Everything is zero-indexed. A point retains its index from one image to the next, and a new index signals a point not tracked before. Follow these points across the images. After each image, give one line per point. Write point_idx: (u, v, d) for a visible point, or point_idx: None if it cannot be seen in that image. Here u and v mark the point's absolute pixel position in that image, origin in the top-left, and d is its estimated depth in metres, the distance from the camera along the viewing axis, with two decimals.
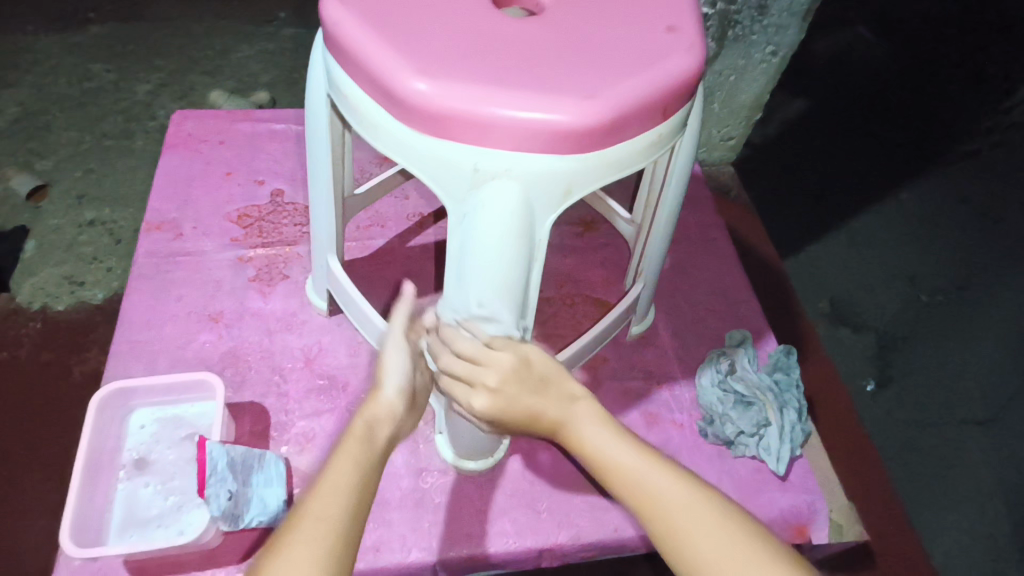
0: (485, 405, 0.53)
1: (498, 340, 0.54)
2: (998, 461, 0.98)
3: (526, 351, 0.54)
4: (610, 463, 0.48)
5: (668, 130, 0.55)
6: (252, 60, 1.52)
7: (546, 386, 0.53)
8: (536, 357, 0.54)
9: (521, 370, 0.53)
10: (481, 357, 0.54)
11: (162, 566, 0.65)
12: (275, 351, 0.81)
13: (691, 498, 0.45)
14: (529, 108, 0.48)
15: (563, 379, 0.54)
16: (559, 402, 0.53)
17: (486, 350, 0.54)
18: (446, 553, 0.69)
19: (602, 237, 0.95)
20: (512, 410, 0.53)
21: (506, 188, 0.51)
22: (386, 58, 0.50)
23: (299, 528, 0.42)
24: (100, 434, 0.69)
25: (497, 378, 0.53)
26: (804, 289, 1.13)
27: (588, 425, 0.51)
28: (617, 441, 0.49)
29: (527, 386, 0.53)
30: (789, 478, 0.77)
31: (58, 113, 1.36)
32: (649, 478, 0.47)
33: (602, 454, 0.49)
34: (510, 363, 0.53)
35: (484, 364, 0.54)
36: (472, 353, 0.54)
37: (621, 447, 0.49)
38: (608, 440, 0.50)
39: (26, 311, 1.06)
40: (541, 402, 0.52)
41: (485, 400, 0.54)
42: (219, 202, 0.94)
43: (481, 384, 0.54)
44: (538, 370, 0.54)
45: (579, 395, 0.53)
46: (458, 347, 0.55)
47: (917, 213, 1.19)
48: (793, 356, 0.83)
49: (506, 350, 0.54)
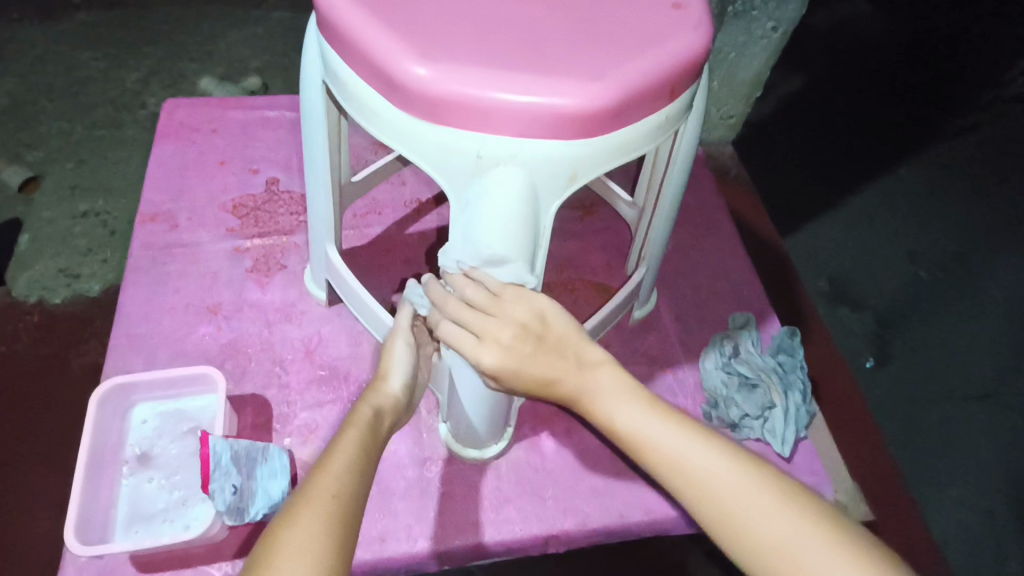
0: (495, 361, 0.50)
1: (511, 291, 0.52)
2: (1000, 434, 0.98)
3: (545, 309, 0.52)
4: (653, 448, 0.47)
5: (675, 112, 0.53)
6: (243, 45, 1.49)
7: (562, 348, 0.51)
8: (554, 318, 0.52)
9: (536, 329, 0.51)
10: (492, 309, 0.51)
11: (169, 560, 0.65)
12: (275, 342, 0.80)
13: (747, 480, 0.45)
14: (532, 92, 0.47)
15: (582, 345, 0.52)
16: (580, 368, 0.51)
17: (496, 302, 0.51)
18: (452, 542, 0.69)
19: (603, 220, 0.94)
20: (524, 372, 0.51)
21: (509, 174, 0.50)
22: (384, 42, 0.48)
23: (311, 503, 0.43)
24: (102, 430, 0.69)
25: (511, 335, 0.51)
26: (804, 267, 1.12)
27: (617, 397, 0.50)
28: (662, 423, 0.48)
29: (542, 347, 0.51)
30: (794, 459, 0.77)
31: (47, 103, 1.33)
32: (698, 462, 0.46)
33: (639, 432, 0.48)
34: (526, 320, 0.51)
35: (498, 317, 0.51)
36: (482, 304, 0.52)
37: (660, 426, 0.48)
38: (649, 421, 0.48)
39: (23, 304, 1.05)
40: (559, 366, 0.51)
41: (494, 354, 0.51)
42: (213, 191, 0.93)
43: (492, 338, 0.51)
44: (556, 330, 0.51)
45: (599, 361, 0.52)
46: (467, 294, 0.52)
47: (916, 188, 1.18)
48: (797, 337, 0.82)
49: (522, 305, 0.51)
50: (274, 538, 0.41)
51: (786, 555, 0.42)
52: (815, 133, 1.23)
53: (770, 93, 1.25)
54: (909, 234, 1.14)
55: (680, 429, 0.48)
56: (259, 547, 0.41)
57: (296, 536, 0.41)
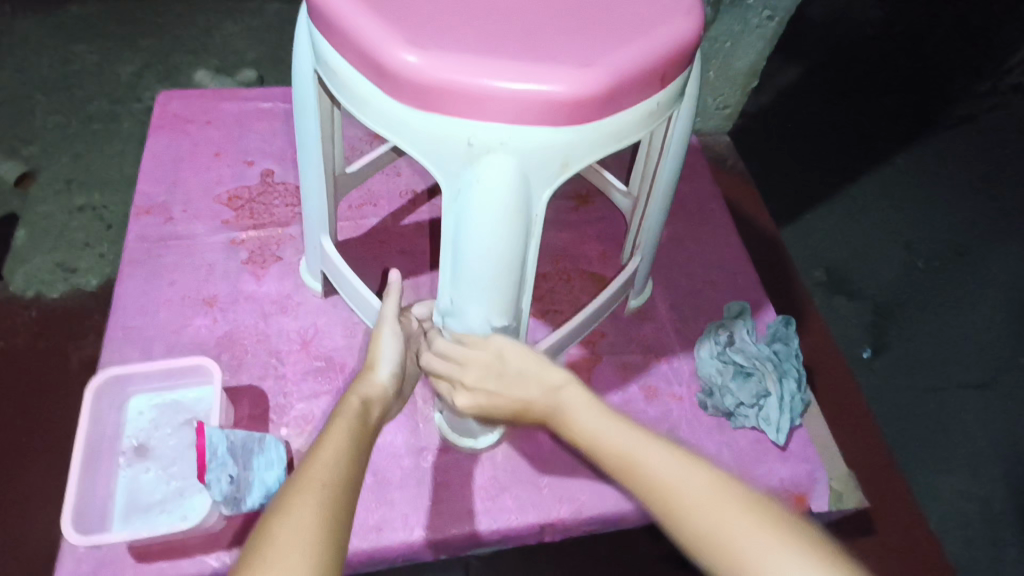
0: (469, 402, 0.58)
1: (473, 339, 0.58)
2: (995, 420, 0.99)
3: (501, 348, 0.56)
4: (596, 440, 0.50)
5: (666, 98, 0.53)
6: (237, 38, 1.48)
7: (524, 378, 0.56)
8: (511, 352, 0.56)
9: (498, 365, 0.57)
10: (458, 356, 0.58)
11: (167, 550, 0.65)
12: (271, 334, 0.80)
13: (685, 467, 0.45)
14: (523, 79, 0.46)
15: (544, 371, 0.55)
16: (543, 391, 0.55)
17: (461, 350, 0.58)
18: (448, 531, 0.69)
19: (598, 210, 0.94)
20: (494, 405, 0.57)
21: (501, 162, 0.49)
22: (375, 29, 0.48)
23: (302, 494, 0.43)
24: (98, 422, 0.69)
25: (474, 376, 0.57)
26: (800, 259, 1.13)
27: (570, 402, 0.53)
28: (611, 424, 0.50)
29: (503, 380, 0.56)
30: (788, 446, 0.78)
31: (42, 97, 1.33)
32: (646, 456, 0.47)
33: (591, 436, 0.50)
34: (486, 360, 0.57)
35: (461, 363, 0.58)
36: (450, 354, 0.58)
37: (608, 423, 0.50)
38: (600, 422, 0.50)
39: (20, 299, 1.05)
40: (524, 395, 0.55)
41: (467, 396, 0.58)
42: (208, 183, 0.93)
43: (460, 383, 0.58)
44: (513, 361, 0.56)
45: (561, 382, 0.54)
46: (437, 347, 0.60)
47: (913, 176, 1.19)
48: (792, 326, 0.83)
49: (481, 349, 0.57)
50: (267, 529, 0.41)
51: (720, 546, 0.42)
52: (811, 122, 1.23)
53: (767, 82, 1.24)
54: (909, 224, 1.14)
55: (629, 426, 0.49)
56: (252, 540, 0.41)
57: (287, 526, 0.41)
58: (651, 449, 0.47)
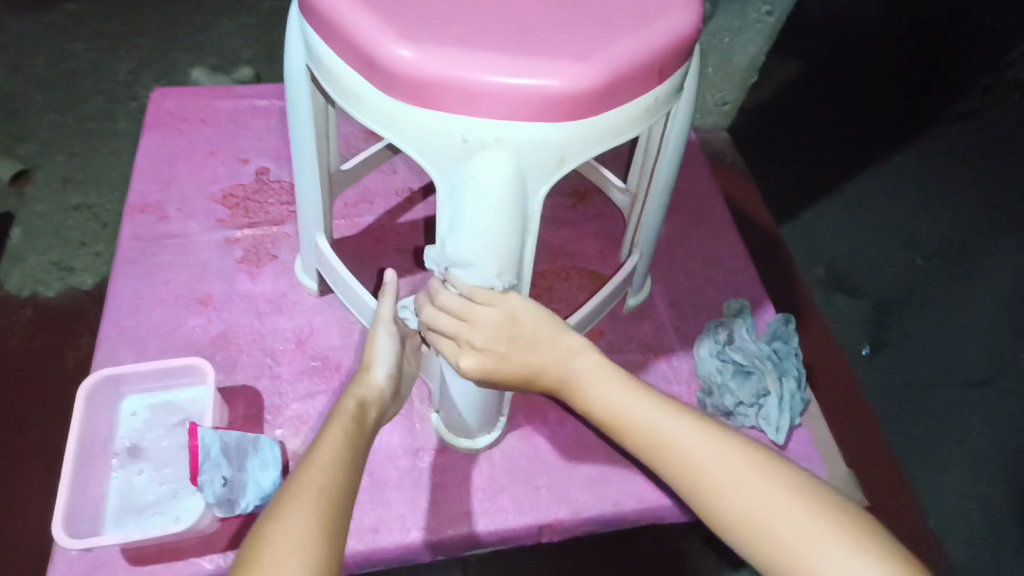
0: (474, 364, 0.54)
1: (483, 294, 0.53)
2: (1000, 418, 0.95)
3: (515, 310, 0.54)
4: (638, 427, 0.50)
5: (664, 93, 0.52)
6: (234, 35, 1.47)
7: (537, 344, 0.54)
8: (525, 315, 0.54)
9: (510, 329, 0.54)
10: (466, 314, 0.54)
11: (161, 553, 0.65)
12: (266, 333, 0.79)
13: (733, 458, 0.47)
14: (519, 74, 0.46)
15: (560, 337, 0.54)
16: (557, 357, 0.54)
17: (470, 307, 0.53)
18: (445, 532, 0.68)
19: (596, 208, 0.93)
20: (502, 370, 0.54)
21: (497, 158, 0.48)
22: (367, 23, 0.47)
23: (298, 498, 0.42)
24: (91, 423, 0.68)
25: (484, 338, 0.53)
26: (800, 254, 1.18)
27: (597, 378, 0.53)
28: (641, 401, 0.51)
29: (517, 345, 0.54)
30: (788, 446, 0.77)
31: (37, 96, 1.32)
32: (679, 437, 0.49)
33: (619, 413, 0.51)
34: (498, 320, 0.53)
35: (469, 321, 0.54)
36: (456, 310, 0.54)
37: (637, 401, 0.51)
38: (629, 400, 0.52)
39: (15, 299, 1.04)
40: (538, 360, 0.54)
41: (473, 359, 0.54)
42: (203, 181, 0.92)
43: (467, 343, 0.54)
44: (527, 325, 0.54)
45: (578, 349, 0.54)
46: (442, 300, 0.55)
47: (917, 171, 1.12)
48: (791, 325, 0.82)
49: (492, 308, 0.53)
50: (261, 535, 0.41)
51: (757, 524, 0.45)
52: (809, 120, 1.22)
53: (764, 79, 1.21)
54: (910, 218, 1.10)
55: (660, 404, 0.51)
56: (247, 546, 0.40)
57: (284, 531, 0.40)
58: (683, 429, 0.49)
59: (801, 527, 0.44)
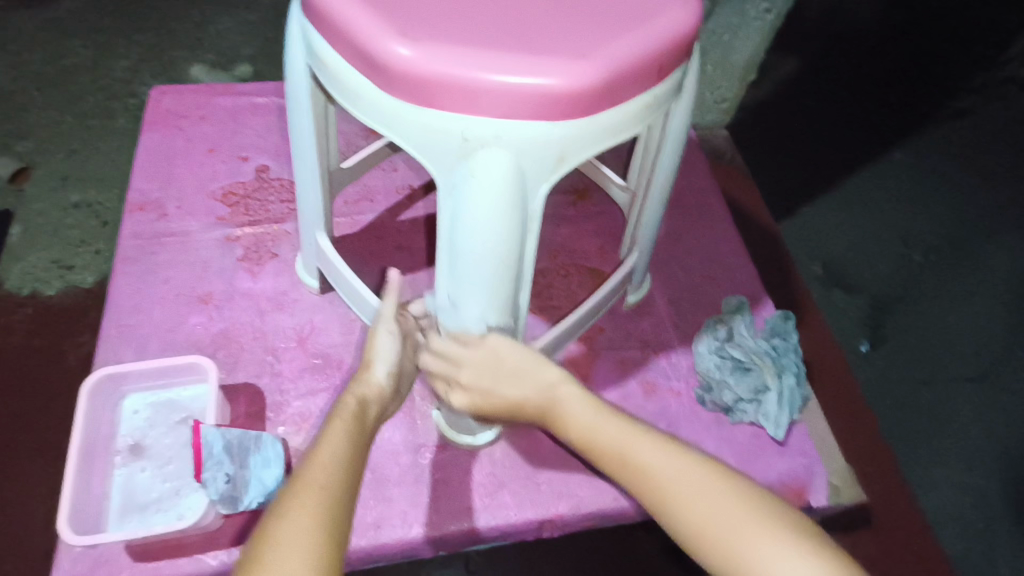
0: (465, 401, 0.59)
1: (469, 338, 0.58)
2: (991, 414, 0.99)
3: (497, 349, 0.57)
4: (603, 443, 0.51)
5: (664, 92, 0.53)
6: (232, 32, 1.47)
7: (518, 378, 0.57)
8: (506, 353, 0.57)
9: (493, 366, 0.57)
10: (453, 356, 0.58)
11: (164, 550, 0.65)
12: (267, 331, 0.80)
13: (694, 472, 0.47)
14: (518, 72, 0.46)
15: (539, 370, 0.57)
16: (537, 390, 0.57)
17: (457, 350, 0.58)
18: (446, 528, 0.69)
19: (596, 205, 0.93)
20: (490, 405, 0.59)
21: (496, 157, 0.49)
22: (367, 22, 0.47)
23: (301, 499, 0.42)
24: (93, 422, 0.68)
25: (470, 377, 0.58)
26: (800, 253, 1.13)
27: (570, 406, 0.54)
28: (602, 418, 0.53)
29: (500, 380, 0.58)
30: (787, 441, 0.78)
31: (35, 93, 1.32)
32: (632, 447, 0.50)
33: (584, 432, 0.53)
34: (481, 361, 0.58)
35: (456, 363, 0.58)
36: (446, 354, 0.59)
37: (599, 417, 0.53)
38: (590, 416, 0.53)
39: (16, 297, 1.04)
40: (519, 394, 0.57)
41: (463, 397, 0.59)
42: (203, 179, 0.92)
43: (457, 382, 0.59)
44: (508, 363, 0.57)
45: (557, 382, 0.56)
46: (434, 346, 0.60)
47: (910, 170, 1.20)
48: (791, 321, 0.83)
49: (477, 349, 0.58)
50: (265, 536, 0.41)
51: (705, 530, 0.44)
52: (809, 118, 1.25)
53: (764, 78, 1.18)
54: (905, 221, 1.15)
55: (617, 419, 0.52)
56: (251, 545, 0.41)
57: (287, 531, 0.40)
58: (635, 439, 0.50)
59: (745, 532, 0.43)
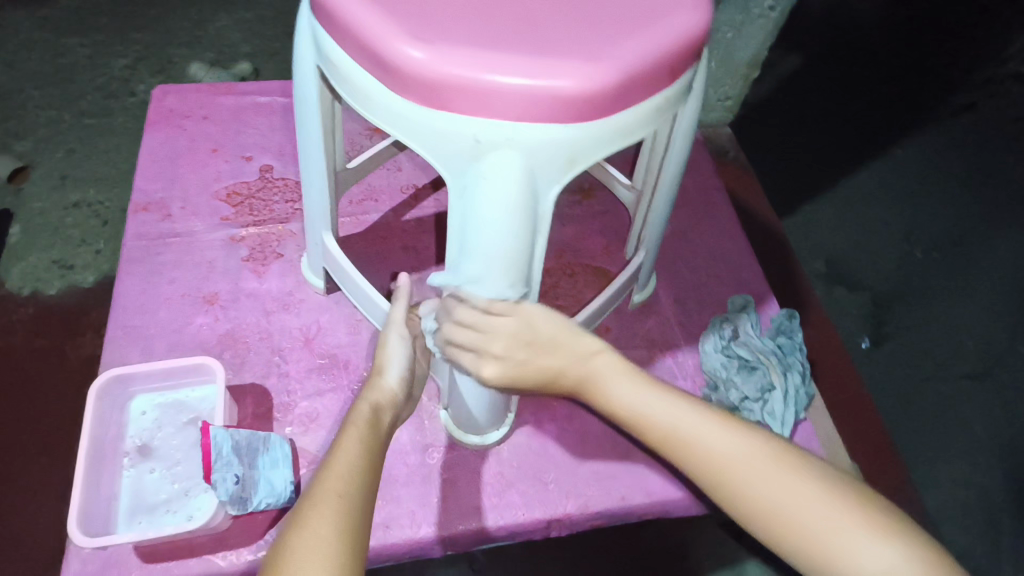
0: (497, 372, 0.57)
1: (498, 305, 0.55)
2: (992, 411, 0.99)
3: (533, 317, 0.56)
4: (663, 424, 0.52)
5: (674, 93, 0.53)
6: (231, 30, 1.46)
7: (554, 346, 0.57)
8: (542, 321, 0.56)
9: (527, 334, 0.56)
10: (483, 325, 0.56)
11: (173, 551, 0.65)
12: (274, 331, 0.80)
13: (762, 455, 0.48)
14: (530, 74, 0.46)
15: (577, 339, 0.57)
16: (576, 357, 0.57)
17: (488, 317, 0.55)
18: (454, 527, 0.69)
19: (601, 204, 0.93)
20: (523, 374, 0.57)
21: (508, 159, 0.49)
22: (379, 24, 0.47)
23: (319, 505, 0.45)
24: (102, 423, 0.68)
25: (503, 346, 0.56)
26: (801, 249, 1.13)
27: (619, 380, 0.55)
28: (660, 400, 0.53)
29: (536, 349, 0.57)
30: (793, 440, 0.78)
31: (33, 91, 1.31)
32: (698, 432, 0.50)
33: (638, 413, 0.53)
34: (514, 330, 0.56)
35: (487, 332, 0.56)
36: (475, 323, 0.56)
37: (653, 399, 0.53)
38: (646, 398, 0.53)
39: (16, 297, 1.04)
40: (557, 362, 0.57)
41: (495, 368, 0.57)
42: (206, 179, 0.92)
43: (488, 353, 0.57)
44: (545, 332, 0.56)
45: (596, 350, 0.57)
46: (460, 316, 0.56)
47: (912, 166, 1.21)
48: (796, 320, 0.83)
49: (510, 316, 0.56)
50: (285, 542, 0.43)
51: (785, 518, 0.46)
52: (810, 117, 1.25)
53: (766, 74, 1.29)
54: (907, 217, 1.15)
55: (676, 402, 0.52)
56: (273, 552, 0.43)
57: (307, 536, 0.42)
58: (700, 424, 0.51)
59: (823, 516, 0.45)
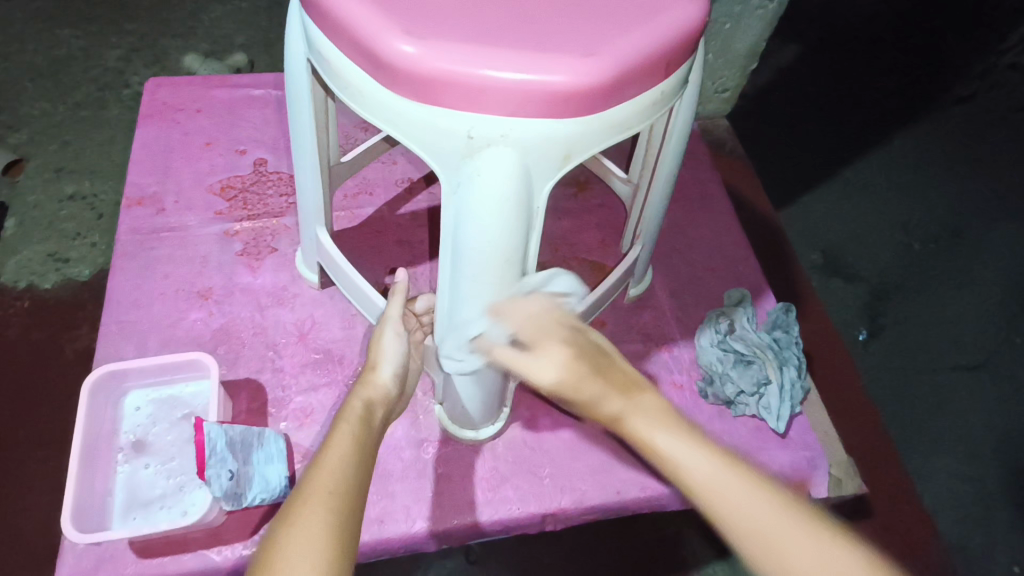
0: (556, 373, 0.55)
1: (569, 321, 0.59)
2: (986, 402, 0.99)
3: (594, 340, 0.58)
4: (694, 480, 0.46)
5: (670, 88, 0.52)
6: (225, 20, 1.45)
7: (612, 373, 0.56)
8: (604, 347, 0.58)
9: (590, 352, 0.57)
10: (551, 328, 0.57)
11: (168, 547, 0.65)
12: (268, 326, 0.79)
13: (753, 490, 0.45)
14: (524, 70, 0.45)
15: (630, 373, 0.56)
16: (626, 389, 0.54)
17: (556, 324, 0.58)
18: (449, 522, 0.69)
19: (597, 198, 0.93)
20: (581, 385, 0.55)
21: (501, 156, 0.48)
22: (371, 19, 0.47)
23: (311, 501, 0.44)
24: (95, 419, 0.68)
25: (569, 353, 0.56)
26: (799, 241, 1.12)
27: (656, 427, 0.50)
28: (694, 449, 0.48)
29: (594, 366, 0.56)
30: (789, 434, 0.78)
31: (27, 84, 1.30)
32: (731, 489, 0.45)
33: (675, 463, 0.48)
34: (580, 343, 0.57)
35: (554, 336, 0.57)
36: (542, 324, 0.57)
37: (689, 448, 0.48)
38: (679, 446, 0.48)
39: (12, 290, 1.03)
40: (614, 387, 0.54)
41: (554, 369, 0.56)
42: (200, 173, 0.91)
43: (552, 352, 0.56)
44: (605, 354, 0.57)
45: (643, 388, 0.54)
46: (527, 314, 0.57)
47: (909, 157, 1.21)
48: (792, 313, 0.83)
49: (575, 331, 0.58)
50: (276, 538, 0.43)
51: None
52: (808, 106, 1.25)
53: (765, 63, 1.29)
54: (904, 207, 1.15)
55: (711, 452, 0.47)
56: (263, 550, 0.42)
57: (299, 533, 0.42)
58: (730, 477, 0.46)
59: None
